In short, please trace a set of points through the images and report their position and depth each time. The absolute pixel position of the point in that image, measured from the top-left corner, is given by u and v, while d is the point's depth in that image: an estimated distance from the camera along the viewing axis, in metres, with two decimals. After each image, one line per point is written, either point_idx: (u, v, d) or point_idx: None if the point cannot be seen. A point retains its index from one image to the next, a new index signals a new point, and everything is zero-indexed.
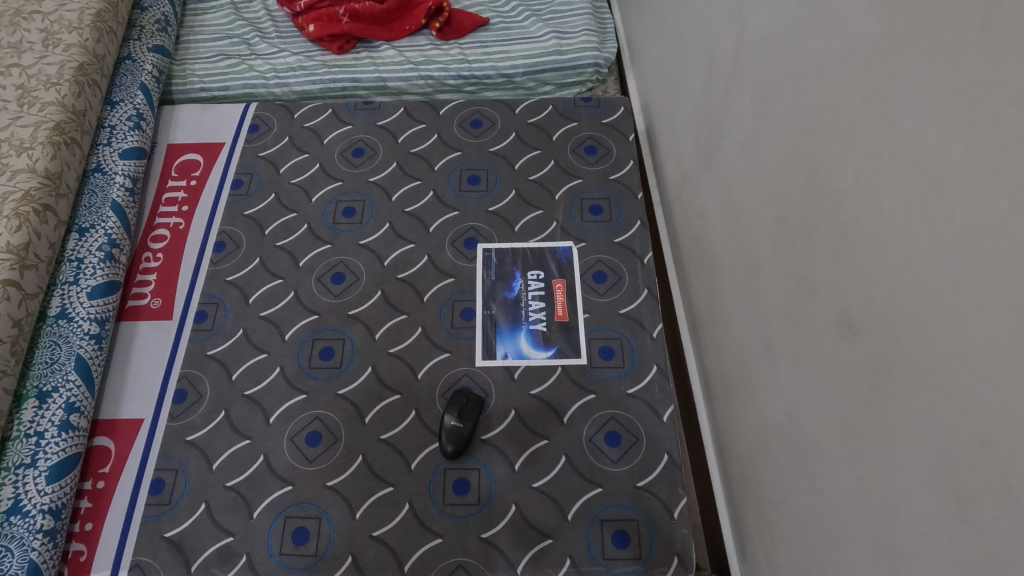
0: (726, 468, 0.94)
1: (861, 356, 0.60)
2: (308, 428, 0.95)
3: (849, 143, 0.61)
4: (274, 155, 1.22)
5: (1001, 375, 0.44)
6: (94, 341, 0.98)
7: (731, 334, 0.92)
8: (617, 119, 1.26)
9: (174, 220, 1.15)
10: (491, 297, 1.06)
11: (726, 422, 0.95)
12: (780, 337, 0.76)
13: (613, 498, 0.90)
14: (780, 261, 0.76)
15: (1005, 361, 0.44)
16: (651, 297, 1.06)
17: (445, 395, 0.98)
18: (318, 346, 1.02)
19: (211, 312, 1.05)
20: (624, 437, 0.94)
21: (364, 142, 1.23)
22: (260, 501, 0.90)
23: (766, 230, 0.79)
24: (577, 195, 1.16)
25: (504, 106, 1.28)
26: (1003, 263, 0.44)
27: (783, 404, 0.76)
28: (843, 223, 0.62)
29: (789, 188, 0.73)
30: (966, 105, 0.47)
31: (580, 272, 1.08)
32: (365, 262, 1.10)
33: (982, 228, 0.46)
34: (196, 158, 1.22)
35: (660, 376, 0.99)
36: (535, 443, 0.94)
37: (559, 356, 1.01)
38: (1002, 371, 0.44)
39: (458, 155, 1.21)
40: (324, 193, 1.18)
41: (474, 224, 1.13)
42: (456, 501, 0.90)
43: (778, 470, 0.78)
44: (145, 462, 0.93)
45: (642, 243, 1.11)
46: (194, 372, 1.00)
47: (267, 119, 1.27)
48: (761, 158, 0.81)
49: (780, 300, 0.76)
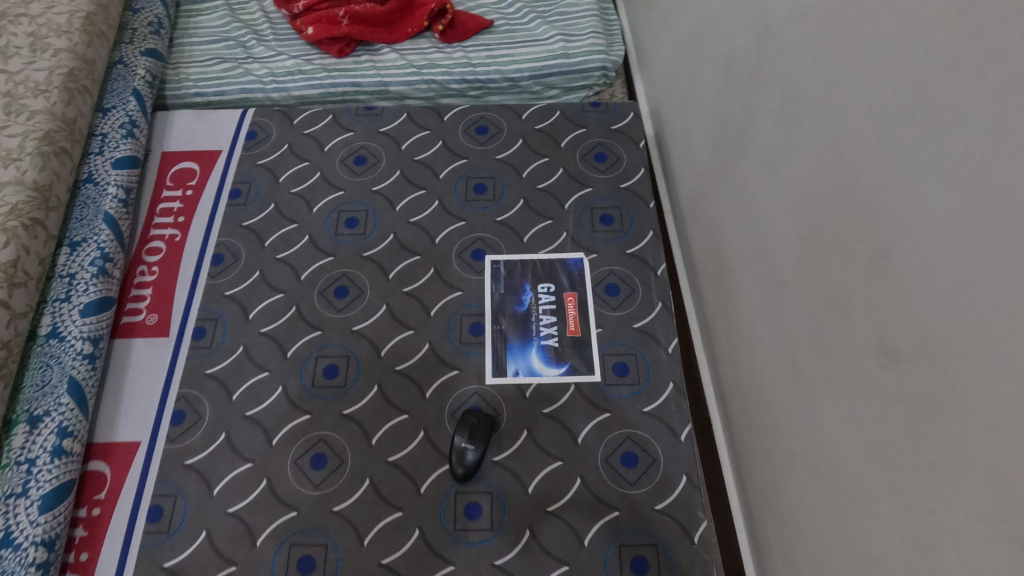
0: (745, 488, 0.92)
1: (901, 385, 0.57)
2: (312, 451, 0.92)
3: (892, 159, 0.57)
4: (274, 163, 1.18)
5: None
6: (87, 361, 0.94)
7: (751, 350, 0.89)
8: (627, 125, 1.22)
9: (169, 232, 1.11)
10: (500, 311, 1.03)
11: (745, 442, 0.92)
12: (804, 359, 0.74)
13: (631, 522, 0.87)
14: (807, 280, 0.72)
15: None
16: (665, 310, 1.02)
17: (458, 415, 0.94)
18: (322, 364, 0.99)
19: (209, 328, 1.02)
20: (640, 457, 0.91)
21: (366, 150, 1.20)
22: (263, 527, 0.87)
23: (790, 246, 0.76)
24: (587, 204, 1.12)
25: (510, 111, 1.24)
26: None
27: (808, 428, 0.74)
28: (881, 244, 0.59)
29: (819, 204, 0.70)
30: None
31: (592, 285, 1.05)
32: (368, 274, 1.07)
33: None
34: (192, 166, 1.17)
35: (677, 393, 0.95)
36: (549, 465, 0.91)
37: (571, 373, 0.97)
38: None
39: (464, 162, 1.17)
40: (325, 203, 1.14)
41: (481, 235, 1.10)
42: (467, 526, 0.87)
43: (806, 498, 0.75)
44: (142, 489, 0.89)
45: (655, 254, 1.07)
46: (192, 392, 0.96)
47: (265, 126, 1.22)
48: (785, 172, 0.77)
49: (806, 319, 0.73)
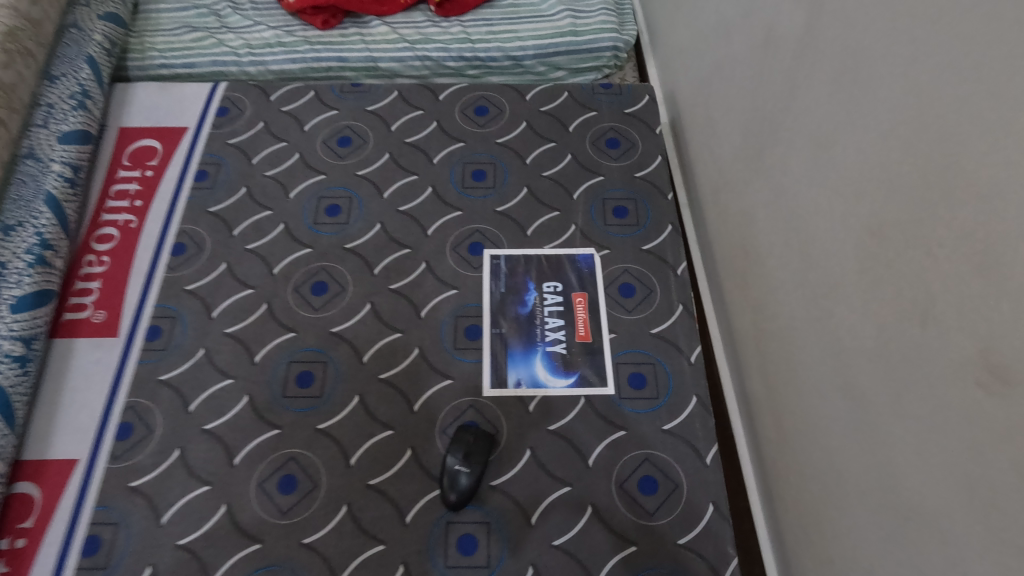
0: (780, 518, 0.81)
1: (1009, 414, 0.45)
2: (281, 472, 0.79)
3: (1003, 130, 0.46)
4: (246, 143, 1.05)
5: None
6: (16, 364, 0.80)
7: (789, 361, 0.78)
8: (641, 109, 1.10)
9: (124, 217, 0.97)
10: (500, 313, 0.91)
11: (779, 465, 0.81)
12: (861, 374, 0.63)
13: (650, 559, 0.75)
14: (870, 281, 0.61)
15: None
16: (686, 314, 0.91)
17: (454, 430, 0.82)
18: (295, 370, 0.86)
19: (165, 328, 0.88)
20: (661, 483, 0.79)
21: (351, 130, 1.07)
22: (219, 563, 0.74)
23: (845, 242, 0.65)
24: (598, 195, 1.00)
25: (513, 91, 1.12)
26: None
27: (866, 456, 0.63)
28: (982, 238, 0.48)
29: (889, 190, 0.58)
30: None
31: (604, 284, 0.93)
32: (351, 269, 0.94)
33: None
34: (153, 144, 1.04)
35: (701, 409, 0.84)
36: (555, 491, 0.79)
37: (581, 385, 0.85)
38: None
39: (461, 146, 1.05)
40: (303, 188, 1.01)
41: (479, 227, 0.98)
42: (460, 563, 0.74)
43: (863, 538, 0.63)
44: (77, 516, 0.76)
45: (674, 251, 0.96)
46: (142, 402, 0.83)
47: (238, 101, 1.09)
48: (840, 155, 0.66)
49: (867, 328, 0.62)
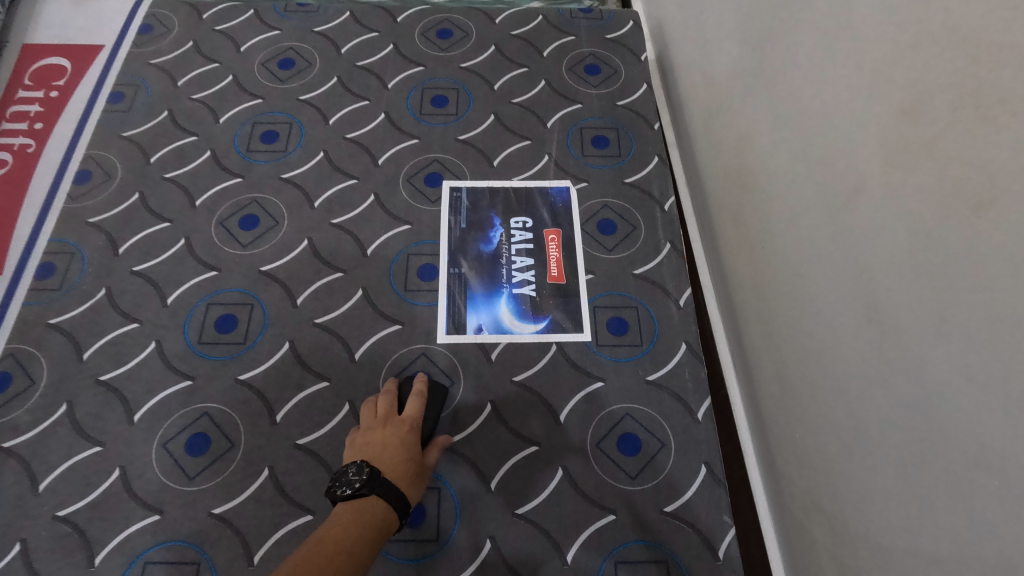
0: (782, 482, 0.69)
1: None
2: (190, 431, 0.66)
3: None
4: (172, 63, 0.91)
5: None
6: None
7: (795, 296, 0.66)
8: (625, 35, 0.98)
9: (20, 141, 0.83)
10: (461, 251, 0.78)
11: (781, 422, 0.70)
12: (892, 293, 0.51)
13: (632, 530, 0.63)
14: (903, 175, 0.50)
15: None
16: (675, 253, 0.79)
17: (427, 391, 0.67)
18: (214, 314, 0.73)
19: (61, 264, 0.75)
20: (645, 442, 0.67)
21: (295, 52, 0.93)
22: (108, 537, 0.61)
23: (868, 136, 0.54)
24: (576, 124, 0.88)
25: (481, 14, 0.99)
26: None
27: (896, 393, 0.51)
28: None
29: (929, 58, 0.47)
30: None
31: (581, 220, 0.81)
32: (287, 202, 0.81)
33: None
34: (60, 63, 0.89)
35: (692, 358, 0.72)
36: (520, 451, 0.66)
37: (553, 331, 0.73)
38: None
39: (420, 70, 0.92)
40: (236, 112, 0.87)
41: (439, 157, 0.85)
42: (404, 536, 0.61)
43: (891, 496, 0.52)
44: None
45: (661, 185, 0.84)
46: (26, 349, 0.69)
47: (164, 18, 0.95)
48: (864, 33, 0.54)
49: (900, 234, 0.50)
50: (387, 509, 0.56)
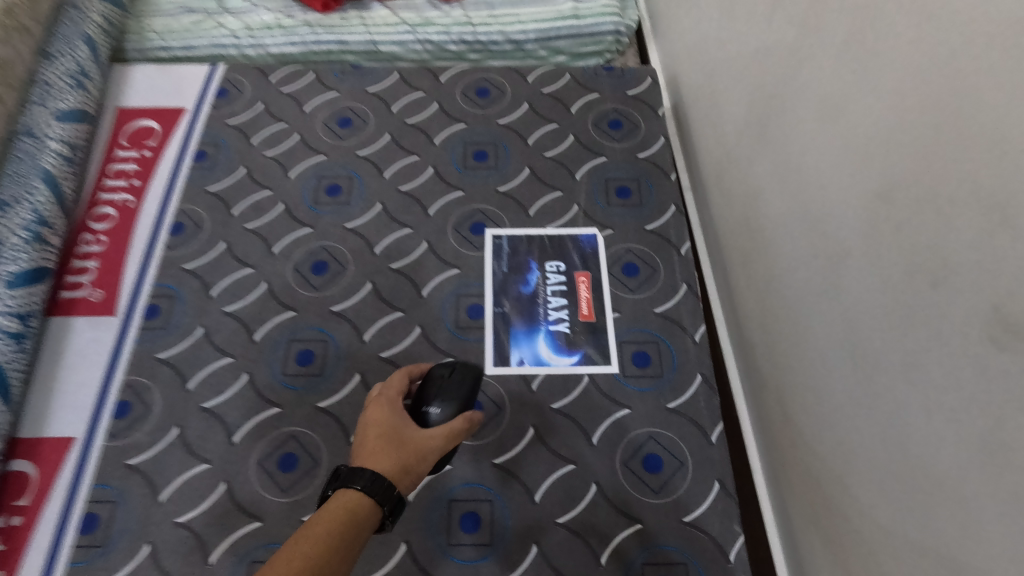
0: (785, 496, 0.80)
1: (1019, 367, 0.45)
2: (281, 451, 0.78)
3: (1021, 81, 0.45)
4: (246, 123, 1.04)
5: None
6: (11, 340, 0.79)
7: (795, 336, 0.77)
8: (644, 91, 1.10)
9: (122, 197, 0.96)
10: (503, 292, 0.90)
11: (784, 444, 0.81)
12: (872, 344, 0.62)
13: (656, 537, 0.74)
14: (879, 248, 0.60)
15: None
16: (690, 293, 0.90)
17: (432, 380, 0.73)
18: (295, 349, 0.85)
19: (164, 307, 0.87)
20: (666, 461, 0.78)
21: (352, 111, 1.06)
22: (219, 541, 0.73)
23: (851, 212, 0.65)
24: (602, 175, 1.00)
25: (514, 73, 1.11)
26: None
27: (874, 426, 0.62)
28: (998, 193, 0.47)
29: (897, 157, 0.58)
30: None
31: (607, 264, 0.92)
32: (352, 249, 0.93)
33: None
34: (151, 125, 1.02)
35: (706, 388, 0.83)
36: (559, 469, 0.78)
37: (584, 363, 0.84)
38: None
39: (462, 127, 1.04)
40: (303, 168, 1.00)
41: (481, 207, 0.97)
42: (464, 541, 0.73)
43: (872, 511, 0.63)
44: (73, 495, 0.75)
45: (677, 231, 0.95)
46: (141, 381, 0.82)
47: (238, 82, 1.09)
48: (848, 125, 0.65)
49: (877, 296, 0.61)
50: (346, 496, 0.56)
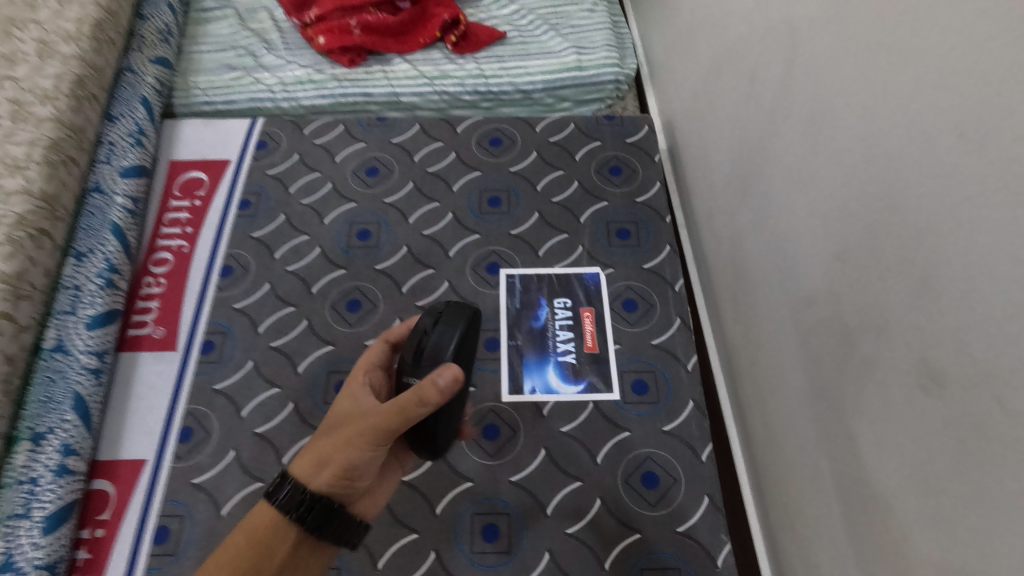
0: (768, 508, 0.91)
1: (943, 408, 0.56)
2: None
3: (938, 179, 0.56)
4: (284, 173, 1.16)
5: None
6: (92, 375, 0.91)
7: (774, 368, 0.88)
8: (642, 138, 1.21)
9: (177, 243, 1.08)
10: (516, 327, 1.01)
11: (767, 462, 0.91)
12: (834, 381, 0.73)
13: (653, 545, 0.85)
14: (837, 300, 0.72)
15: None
16: (684, 327, 1.01)
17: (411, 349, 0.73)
18: (333, 380, 0.97)
19: (218, 342, 0.99)
20: (661, 478, 0.89)
21: (378, 161, 1.18)
22: None
23: (816, 266, 0.76)
24: (603, 219, 1.11)
25: (524, 123, 1.23)
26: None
27: (836, 451, 0.73)
28: (926, 266, 0.58)
29: (852, 224, 0.69)
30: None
31: (609, 300, 1.03)
32: (382, 288, 1.05)
33: None
34: (200, 176, 1.15)
35: (697, 413, 0.94)
36: (568, 485, 0.89)
37: (589, 391, 0.95)
38: None
39: (477, 175, 1.16)
40: (336, 215, 1.12)
41: (496, 249, 1.08)
42: (485, 549, 0.84)
43: (836, 523, 0.74)
44: (147, 510, 0.86)
45: (672, 269, 1.06)
46: (200, 409, 0.94)
47: (275, 135, 1.21)
48: (813, 192, 0.76)
49: (837, 340, 0.72)
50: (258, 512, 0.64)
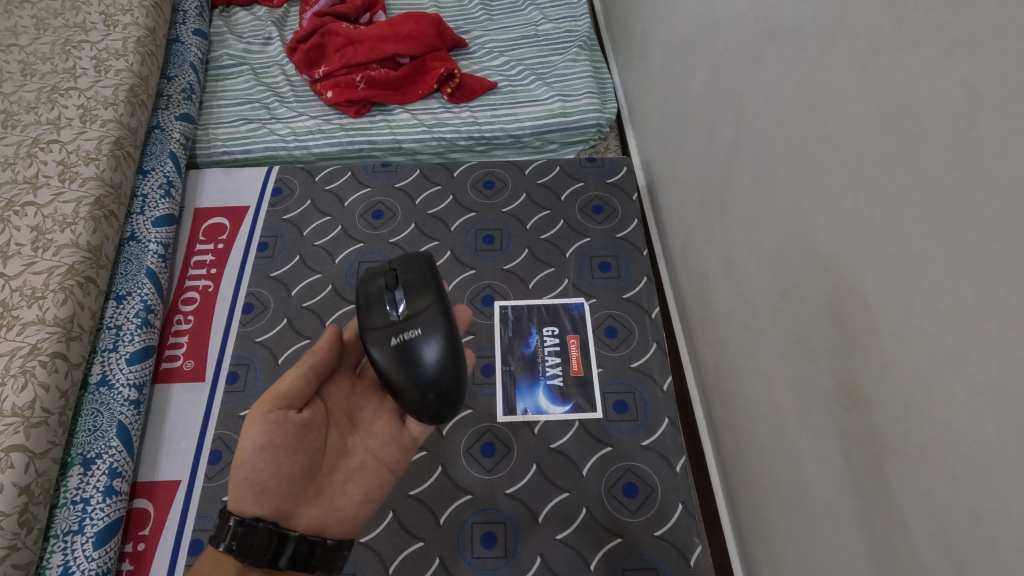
0: (739, 514, 1.01)
1: (863, 423, 0.67)
2: None
3: (850, 233, 0.68)
4: (298, 218, 1.28)
5: (972, 460, 0.53)
6: (132, 406, 1.03)
7: (738, 387, 0.99)
8: (621, 179, 1.34)
9: (203, 283, 1.20)
10: (509, 354, 1.13)
11: (736, 472, 1.02)
12: (785, 399, 0.84)
13: (634, 548, 0.95)
14: (784, 330, 0.83)
15: (1008, 453, 0.49)
16: (660, 350, 1.12)
17: (375, 310, 0.82)
18: None
19: (242, 373, 1.10)
20: (640, 488, 1.00)
21: (383, 204, 1.30)
22: None
23: (768, 299, 0.87)
24: (587, 253, 1.23)
25: (514, 167, 1.35)
26: (997, 362, 0.50)
27: (791, 461, 0.83)
28: (844, 304, 0.69)
29: (793, 265, 0.80)
30: (958, 214, 0.53)
31: (593, 328, 1.15)
32: None
33: (954, 333, 0.54)
34: (222, 222, 1.27)
35: (672, 428, 1.05)
36: (557, 496, 0.99)
37: (576, 411, 1.07)
38: (967, 456, 0.53)
39: (473, 215, 1.28)
40: (346, 254, 1.24)
41: (490, 283, 1.20)
42: (484, 554, 0.94)
43: (792, 524, 0.84)
44: (182, 526, 0.96)
45: (649, 298, 1.18)
46: (228, 433, 1.04)
47: (289, 182, 1.33)
48: (764, 235, 0.88)
49: (786, 363, 0.83)
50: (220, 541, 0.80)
